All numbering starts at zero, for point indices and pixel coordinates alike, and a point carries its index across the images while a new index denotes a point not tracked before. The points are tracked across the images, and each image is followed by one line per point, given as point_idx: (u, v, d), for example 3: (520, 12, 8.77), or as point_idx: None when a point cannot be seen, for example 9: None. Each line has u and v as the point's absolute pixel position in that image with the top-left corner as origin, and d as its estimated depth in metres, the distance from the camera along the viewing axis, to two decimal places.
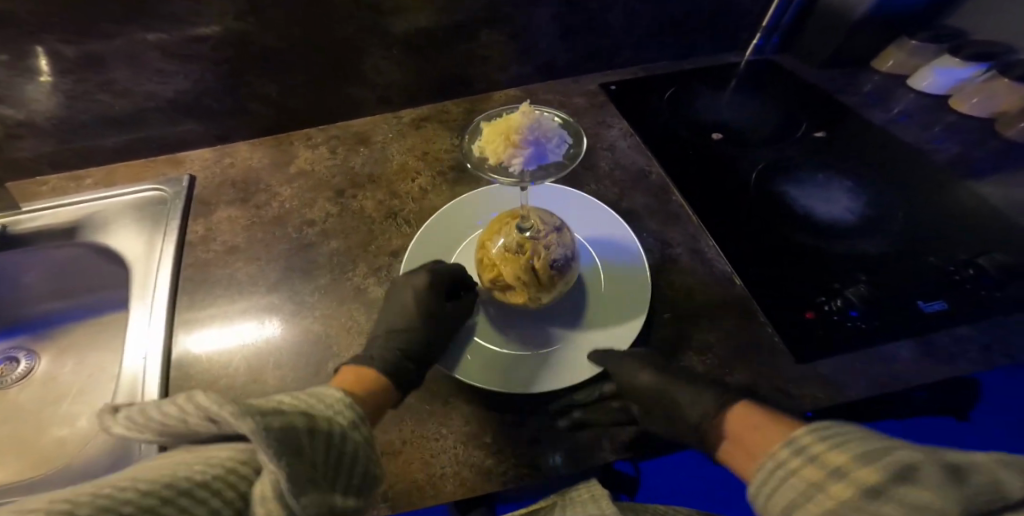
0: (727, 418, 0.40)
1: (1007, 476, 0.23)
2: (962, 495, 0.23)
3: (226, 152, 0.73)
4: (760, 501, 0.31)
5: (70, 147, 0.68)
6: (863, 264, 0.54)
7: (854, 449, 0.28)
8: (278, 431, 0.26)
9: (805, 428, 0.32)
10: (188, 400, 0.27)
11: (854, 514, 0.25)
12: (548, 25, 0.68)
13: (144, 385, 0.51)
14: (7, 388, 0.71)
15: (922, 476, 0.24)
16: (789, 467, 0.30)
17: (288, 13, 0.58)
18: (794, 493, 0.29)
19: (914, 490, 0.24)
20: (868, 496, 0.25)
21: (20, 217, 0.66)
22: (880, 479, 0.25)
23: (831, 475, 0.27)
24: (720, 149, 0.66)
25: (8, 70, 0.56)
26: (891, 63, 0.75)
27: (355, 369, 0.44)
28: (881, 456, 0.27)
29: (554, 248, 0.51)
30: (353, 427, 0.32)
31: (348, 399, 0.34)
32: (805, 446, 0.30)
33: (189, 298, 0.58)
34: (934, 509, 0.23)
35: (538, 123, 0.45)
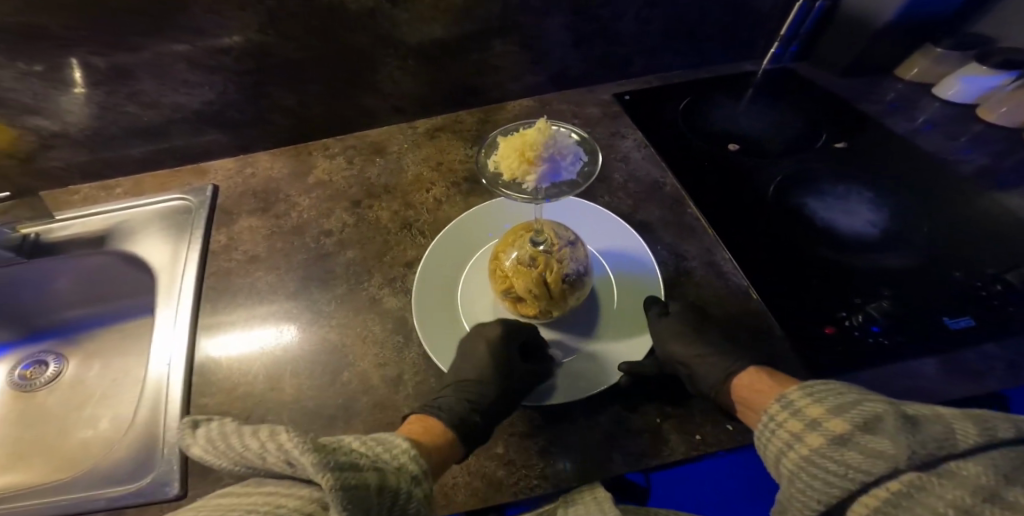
0: (739, 380, 0.44)
1: (962, 426, 0.27)
2: (912, 439, 0.27)
3: (247, 161, 0.75)
4: (763, 451, 0.36)
5: (99, 156, 0.70)
6: (885, 279, 0.53)
7: (831, 403, 0.33)
8: (352, 489, 0.27)
9: (798, 387, 0.37)
10: (273, 438, 0.29)
11: (822, 456, 0.30)
12: (562, 35, 0.68)
13: (168, 391, 0.53)
14: (38, 390, 0.75)
15: (878, 422, 0.29)
16: (779, 421, 0.35)
17: (309, 25, 0.60)
18: (783, 446, 0.34)
19: (870, 434, 0.29)
20: (833, 441, 0.30)
21: (53, 226, 0.70)
22: (847, 427, 0.30)
23: (812, 429, 0.32)
24: (736, 160, 0.66)
25: (44, 83, 0.58)
26: (915, 71, 0.73)
27: (424, 419, 0.45)
28: (852, 409, 0.31)
29: (569, 263, 0.51)
30: (415, 482, 0.34)
31: (412, 450, 0.36)
32: (794, 402, 0.35)
33: (212, 306, 0.60)
34: (882, 451, 0.27)
35: (556, 141, 0.46)
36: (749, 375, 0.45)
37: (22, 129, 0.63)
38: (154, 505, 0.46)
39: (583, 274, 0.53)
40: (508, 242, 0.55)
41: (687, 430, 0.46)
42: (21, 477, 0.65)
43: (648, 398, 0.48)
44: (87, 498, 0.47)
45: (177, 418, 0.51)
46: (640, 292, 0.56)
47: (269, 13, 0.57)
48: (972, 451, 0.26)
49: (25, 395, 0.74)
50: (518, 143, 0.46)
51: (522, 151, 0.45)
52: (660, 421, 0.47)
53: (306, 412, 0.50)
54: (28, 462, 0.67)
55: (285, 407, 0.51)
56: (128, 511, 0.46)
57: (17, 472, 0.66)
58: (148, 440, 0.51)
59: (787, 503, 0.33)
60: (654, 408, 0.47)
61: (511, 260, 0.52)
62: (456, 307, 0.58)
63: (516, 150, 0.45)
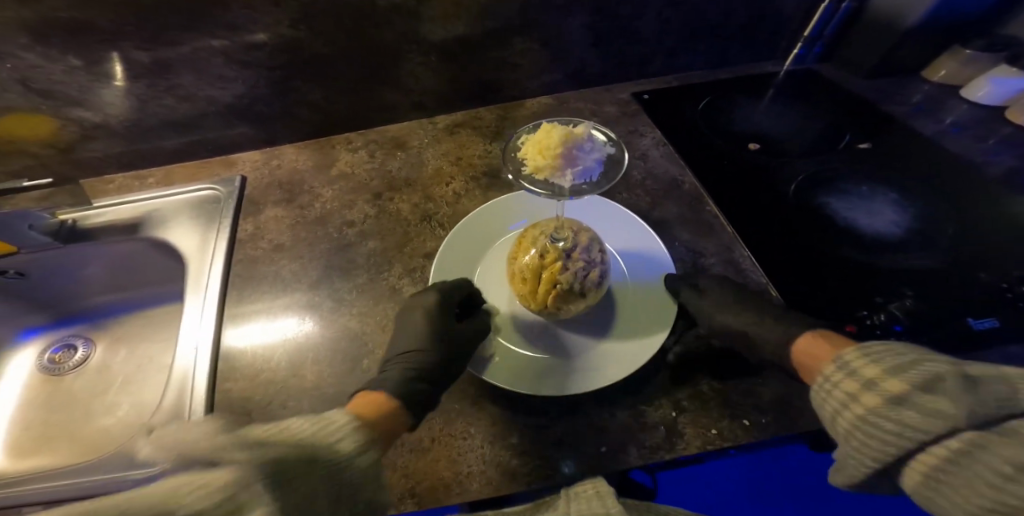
0: (798, 343, 0.44)
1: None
2: (975, 400, 0.27)
3: (274, 154, 0.77)
4: (817, 410, 0.37)
5: (135, 147, 0.73)
6: (909, 279, 0.52)
7: (888, 363, 0.33)
8: (272, 465, 0.28)
9: (852, 348, 0.36)
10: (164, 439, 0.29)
11: (880, 417, 0.30)
12: (583, 34, 0.69)
13: (194, 374, 0.54)
14: (65, 374, 0.78)
15: (940, 382, 0.29)
16: (833, 382, 0.35)
17: (338, 22, 0.62)
18: (839, 406, 0.34)
19: (928, 394, 0.29)
20: (890, 401, 0.30)
21: (88, 214, 0.73)
22: (904, 386, 0.30)
23: (865, 389, 0.32)
24: (756, 159, 0.65)
25: (88, 76, 0.61)
26: (942, 73, 0.72)
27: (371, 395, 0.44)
28: (913, 369, 0.31)
29: (581, 270, 0.51)
30: None
31: None
32: (849, 362, 0.35)
33: (238, 292, 0.62)
34: (939, 409, 0.28)
35: (580, 141, 0.47)
36: (812, 338, 0.43)
37: (65, 121, 0.66)
38: None
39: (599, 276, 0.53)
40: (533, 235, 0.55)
41: (704, 424, 0.46)
42: (48, 460, 0.68)
43: (664, 392, 0.48)
44: (114, 477, 0.49)
45: (203, 399, 0.52)
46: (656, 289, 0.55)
47: (300, 8, 0.59)
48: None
49: (53, 379, 0.77)
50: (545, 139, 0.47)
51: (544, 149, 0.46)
52: (676, 416, 0.47)
53: (324, 396, 0.52)
54: (52, 446, 0.69)
55: (306, 391, 0.52)
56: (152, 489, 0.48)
57: (43, 456, 0.68)
58: (172, 421, 0.53)
59: (844, 459, 0.34)
60: (670, 403, 0.47)
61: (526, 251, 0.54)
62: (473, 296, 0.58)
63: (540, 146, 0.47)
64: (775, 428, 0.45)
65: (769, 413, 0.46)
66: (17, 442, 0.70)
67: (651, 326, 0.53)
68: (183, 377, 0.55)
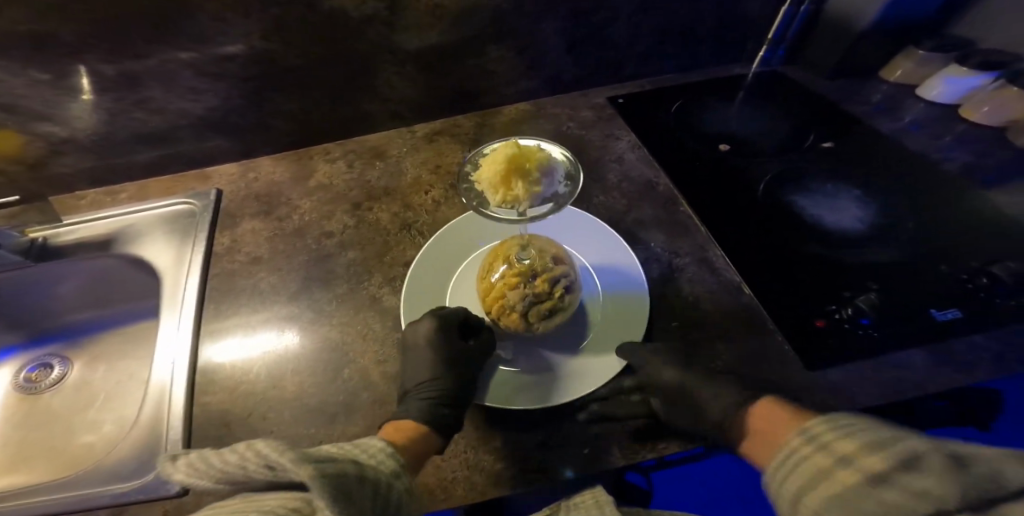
0: (754, 410, 0.41)
1: (1016, 465, 0.22)
2: (964, 480, 0.22)
3: (250, 166, 0.76)
4: (774, 491, 0.31)
5: (107, 162, 0.72)
6: (875, 273, 0.54)
7: (861, 435, 0.28)
8: (331, 476, 0.29)
9: (819, 418, 0.31)
10: (250, 449, 0.30)
11: (856, 499, 0.25)
12: (556, 40, 0.70)
13: (172, 389, 0.54)
14: (42, 393, 0.76)
15: (919, 458, 0.24)
16: (798, 454, 0.30)
17: (309, 32, 0.62)
18: (804, 485, 0.29)
19: (913, 473, 0.24)
20: (868, 480, 0.25)
21: (60, 230, 0.71)
22: (883, 463, 0.25)
23: (839, 463, 0.27)
24: (728, 160, 0.67)
25: (54, 90, 0.60)
26: (899, 72, 0.75)
27: (397, 423, 0.46)
28: (890, 443, 0.26)
29: (542, 297, 0.52)
30: (396, 475, 0.35)
31: (388, 448, 0.37)
32: (818, 436, 0.30)
33: (216, 307, 0.61)
34: (927, 491, 0.23)
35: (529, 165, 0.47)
36: (765, 404, 0.41)
37: (31, 136, 0.65)
38: (156, 501, 0.47)
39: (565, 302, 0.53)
40: (509, 249, 0.55)
41: (682, 422, 0.47)
42: (24, 478, 0.66)
43: (644, 391, 0.49)
44: (92, 494, 0.48)
45: (182, 412, 0.52)
46: (627, 300, 0.56)
47: (270, 19, 0.59)
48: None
49: (29, 398, 0.75)
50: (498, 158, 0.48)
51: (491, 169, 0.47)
52: (655, 414, 0.48)
53: (307, 409, 0.51)
54: (28, 465, 0.67)
55: (287, 405, 0.52)
56: (132, 507, 0.47)
57: (20, 474, 0.67)
58: (151, 438, 0.52)
59: None
60: (649, 401, 0.48)
61: (500, 262, 0.54)
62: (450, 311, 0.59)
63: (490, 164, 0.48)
64: None
65: None
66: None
67: (623, 336, 0.53)
68: (161, 392, 0.54)
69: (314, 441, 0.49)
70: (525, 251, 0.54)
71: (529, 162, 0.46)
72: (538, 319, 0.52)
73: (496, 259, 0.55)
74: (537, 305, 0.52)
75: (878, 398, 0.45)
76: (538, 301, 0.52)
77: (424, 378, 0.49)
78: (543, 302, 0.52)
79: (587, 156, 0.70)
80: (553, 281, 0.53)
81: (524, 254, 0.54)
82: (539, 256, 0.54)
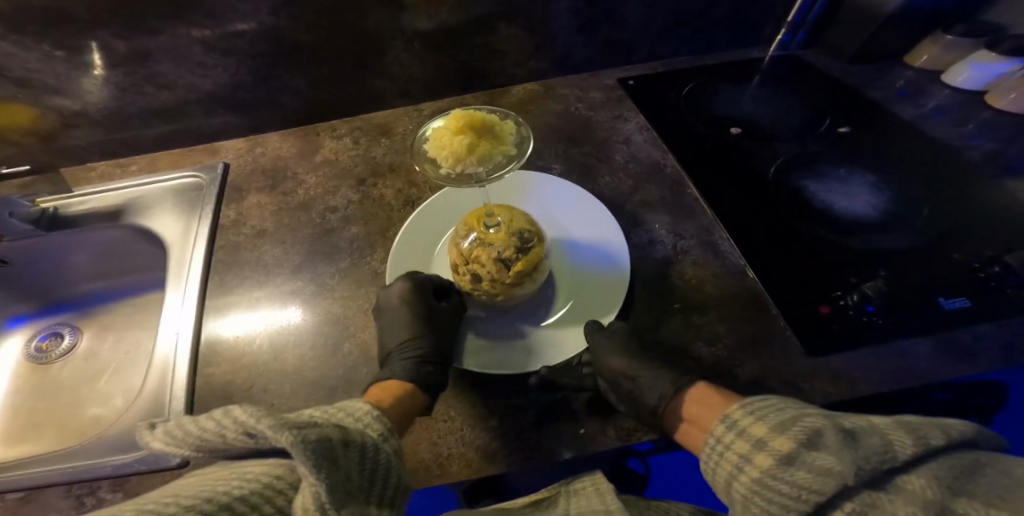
0: (688, 396, 0.43)
1: (898, 437, 0.28)
2: (856, 455, 0.27)
3: (258, 141, 0.76)
4: (709, 478, 0.35)
5: (118, 135, 0.73)
6: (884, 260, 0.53)
7: (771, 420, 0.32)
8: (314, 441, 0.28)
9: (740, 405, 0.36)
10: (228, 416, 0.30)
11: (774, 478, 0.29)
12: (567, 20, 0.69)
13: (175, 363, 0.54)
14: (53, 362, 0.77)
15: (819, 437, 0.29)
16: (724, 444, 0.34)
17: (318, 9, 0.61)
18: (732, 470, 0.32)
19: (815, 451, 0.28)
20: (782, 461, 0.29)
21: (70, 201, 0.72)
22: (791, 444, 0.30)
23: (756, 448, 0.31)
24: (739, 144, 0.66)
25: (67, 65, 0.61)
26: (925, 58, 0.72)
27: (383, 385, 0.47)
28: (794, 425, 0.31)
29: (497, 272, 0.51)
30: (383, 438, 0.35)
31: (376, 411, 0.37)
32: (738, 422, 0.34)
33: (220, 278, 0.62)
34: (831, 468, 0.27)
35: (470, 139, 0.48)
36: (701, 389, 0.43)
37: (44, 109, 0.66)
38: (157, 472, 0.48)
39: (525, 280, 0.53)
40: (479, 218, 0.54)
41: None
42: (34, 447, 0.68)
43: None
44: (94, 464, 0.49)
45: (185, 385, 0.52)
46: (605, 278, 0.56)
47: None
48: (909, 464, 0.27)
49: (41, 367, 0.77)
50: (460, 122, 0.50)
51: (450, 130, 0.50)
52: None
53: (307, 381, 0.52)
54: (38, 436, 0.69)
55: (287, 376, 0.52)
56: (133, 475, 0.48)
57: (32, 443, 0.68)
58: (153, 411, 0.52)
59: None
60: None
61: (469, 226, 0.54)
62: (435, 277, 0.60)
63: (453, 124, 0.50)
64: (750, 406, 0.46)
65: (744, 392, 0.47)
66: (4, 431, 0.70)
67: (598, 311, 0.54)
68: (164, 365, 0.55)
69: None
70: (494, 226, 0.53)
71: (474, 139, 0.48)
72: (493, 290, 0.53)
73: (466, 224, 0.54)
74: (478, 270, 0.52)
75: (881, 384, 0.45)
76: (493, 274, 0.52)
77: (406, 338, 0.50)
78: (482, 272, 0.52)
79: (595, 137, 0.70)
80: (499, 264, 0.51)
81: (492, 228, 0.53)
82: (506, 236, 0.53)
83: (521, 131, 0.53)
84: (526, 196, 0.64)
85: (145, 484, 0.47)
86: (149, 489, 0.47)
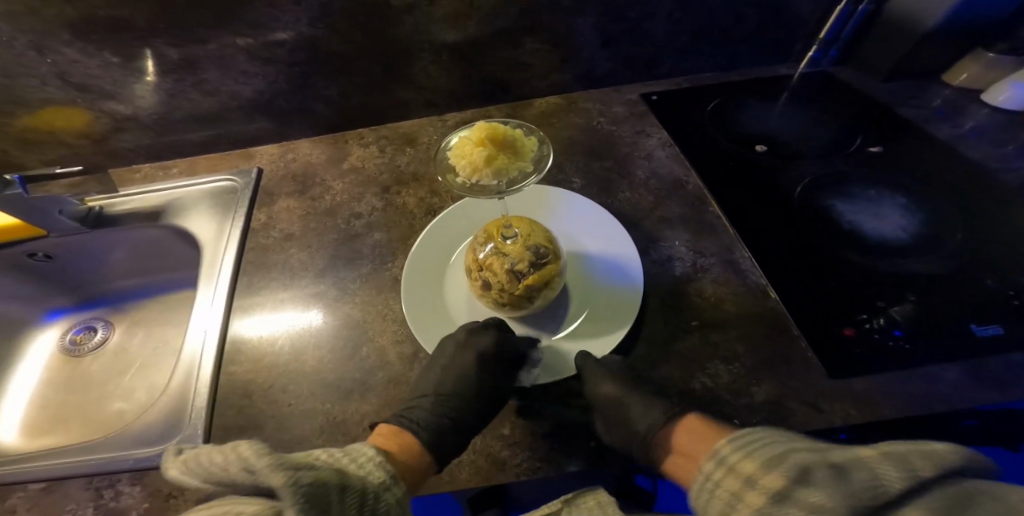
0: (678, 424, 0.45)
1: (886, 470, 0.28)
2: (846, 494, 0.28)
3: (290, 147, 0.80)
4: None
5: (162, 139, 0.77)
6: (914, 284, 0.51)
7: (761, 457, 0.33)
8: (308, 486, 0.29)
9: (732, 438, 0.37)
10: (234, 451, 0.32)
11: None
12: (593, 35, 0.69)
13: (202, 360, 0.57)
14: (85, 355, 0.82)
15: (810, 474, 0.30)
16: (714, 482, 0.35)
17: (354, 22, 0.64)
18: (724, 507, 0.34)
19: (806, 488, 0.30)
20: (774, 498, 0.30)
21: (115, 200, 0.76)
22: (781, 481, 0.31)
23: (748, 486, 0.33)
24: (764, 161, 0.65)
25: (123, 71, 0.65)
26: (965, 76, 0.70)
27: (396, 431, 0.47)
28: (782, 461, 0.32)
29: (509, 283, 0.52)
30: (385, 487, 0.38)
31: (378, 457, 0.39)
32: (727, 458, 0.35)
33: (248, 280, 0.64)
34: (820, 506, 0.28)
35: (490, 151, 0.48)
36: (690, 420, 0.44)
37: (99, 113, 0.70)
38: None
39: (536, 292, 0.53)
40: (497, 228, 0.55)
41: None
42: (60, 438, 0.71)
43: None
44: (115, 458, 0.51)
45: (209, 382, 0.55)
46: (617, 293, 0.55)
47: (319, 8, 0.61)
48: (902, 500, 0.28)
49: (74, 359, 0.81)
50: (484, 134, 0.50)
51: (473, 140, 0.50)
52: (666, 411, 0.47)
53: (323, 384, 0.53)
54: (64, 428, 0.73)
55: (306, 378, 0.54)
56: (154, 469, 0.50)
57: (59, 434, 0.72)
58: (176, 407, 0.54)
59: None
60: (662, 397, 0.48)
61: (487, 235, 0.55)
62: (447, 287, 0.61)
63: (477, 135, 0.51)
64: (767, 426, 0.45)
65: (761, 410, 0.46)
66: (34, 420, 0.74)
67: (608, 326, 0.53)
68: (191, 362, 0.57)
69: (328, 416, 0.51)
70: (510, 237, 0.54)
71: (495, 152, 0.49)
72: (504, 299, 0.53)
73: (486, 233, 0.55)
74: (491, 279, 0.53)
75: (907, 411, 0.43)
76: (504, 284, 0.52)
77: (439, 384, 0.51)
78: (494, 281, 0.53)
79: (616, 151, 0.70)
80: (511, 275, 0.52)
81: (508, 238, 0.54)
82: (522, 248, 0.53)
83: (542, 148, 0.53)
84: (542, 210, 0.64)
85: (166, 479, 0.49)
86: (166, 484, 0.49)
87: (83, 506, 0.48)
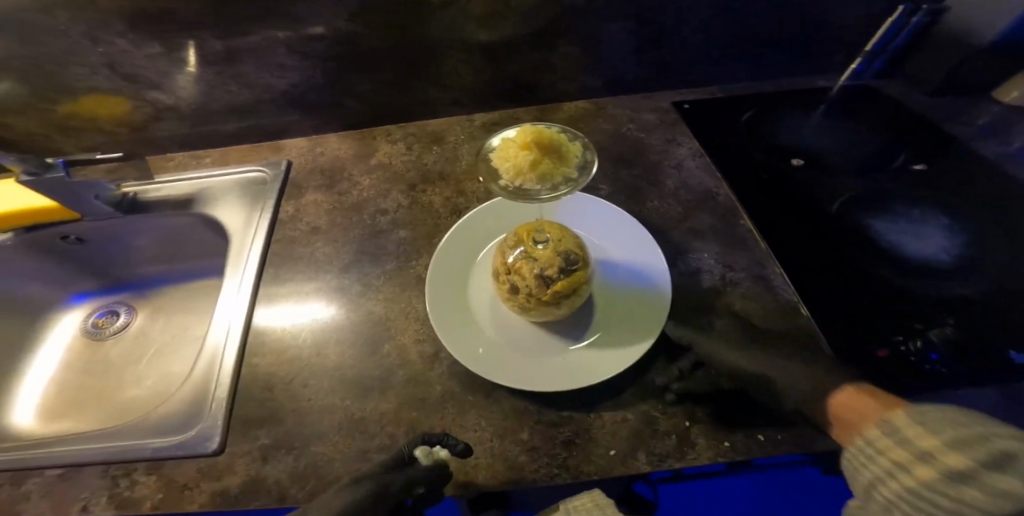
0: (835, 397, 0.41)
1: None
2: None
3: (319, 142, 0.81)
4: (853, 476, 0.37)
5: (197, 129, 0.78)
6: (956, 307, 0.49)
7: (946, 434, 0.32)
8: None
9: (905, 411, 0.36)
10: None
11: (935, 493, 0.31)
12: (629, 41, 0.69)
13: (225, 349, 0.57)
14: (105, 339, 0.84)
15: (1011, 461, 0.29)
16: (878, 449, 0.35)
17: (392, 19, 0.64)
18: (882, 474, 0.34)
19: (1000, 474, 0.29)
20: (950, 477, 0.31)
21: (149, 187, 0.78)
22: (967, 463, 0.30)
23: (918, 461, 0.32)
24: (799, 174, 0.63)
25: (166, 61, 0.66)
26: (1014, 94, 0.68)
27: None
28: (975, 445, 0.31)
29: (537, 287, 0.51)
30: None
31: None
32: (898, 429, 0.35)
33: (273, 270, 0.65)
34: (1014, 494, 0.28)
35: (535, 155, 0.48)
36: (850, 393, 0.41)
37: (140, 101, 0.72)
38: (193, 457, 0.50)
39: (563, 298, 0.52)
40: (530, 231, 0.54)
41: (716, 437, 0.44)
42: (76, 423, 0.73)
43: (683, 399, 0.47)
44: (133, 445, 0.52)
45: (232, 371, 0.55)
46: (645, 303, 0.54)
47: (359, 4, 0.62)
48: None
49: (96, 342, 0.84)
50: (530, 138, 0.50)
51: (518, 142, 0.50)
52: (688, 425, 0.45)
53: (343, 379, 0.53)
54: (81, 411, 0.74)
55: (326, 372, 0.54)
56: (172, 458, 0.50)
57: (75, 419, 0.73)
58: (197, 395, 0.55)
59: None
60: (685, 410, 0.46)
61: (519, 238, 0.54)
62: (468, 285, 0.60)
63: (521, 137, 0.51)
64: (793, 447, 0.44)
65: (787, 431, 0.44)
66: (49, 403, 0.75)
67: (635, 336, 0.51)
68: (214, 350, 0.58)
69: (347, 411, 0.51)
70: (542, 241, 0.53)
71: (540, 155, 0.49)
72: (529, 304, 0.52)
73: (518, 234, 0.55)
74: (517, 281, 0.52)
75: None
76: (530, 287, 0.51)
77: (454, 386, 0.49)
78: (521, 285, 0.52)
79: (645, 158, 0.69)
80: (539, 280, 0.51)
81: (540, 243, 0.53)
82: (552, 254, 0.52)
83: (584, 155, 0.53)
84: (569, 216, 0.64)
85: (183, 468, 0.49)
86: (182, 474, 0.49)
87: (99, 493, 0.49)
